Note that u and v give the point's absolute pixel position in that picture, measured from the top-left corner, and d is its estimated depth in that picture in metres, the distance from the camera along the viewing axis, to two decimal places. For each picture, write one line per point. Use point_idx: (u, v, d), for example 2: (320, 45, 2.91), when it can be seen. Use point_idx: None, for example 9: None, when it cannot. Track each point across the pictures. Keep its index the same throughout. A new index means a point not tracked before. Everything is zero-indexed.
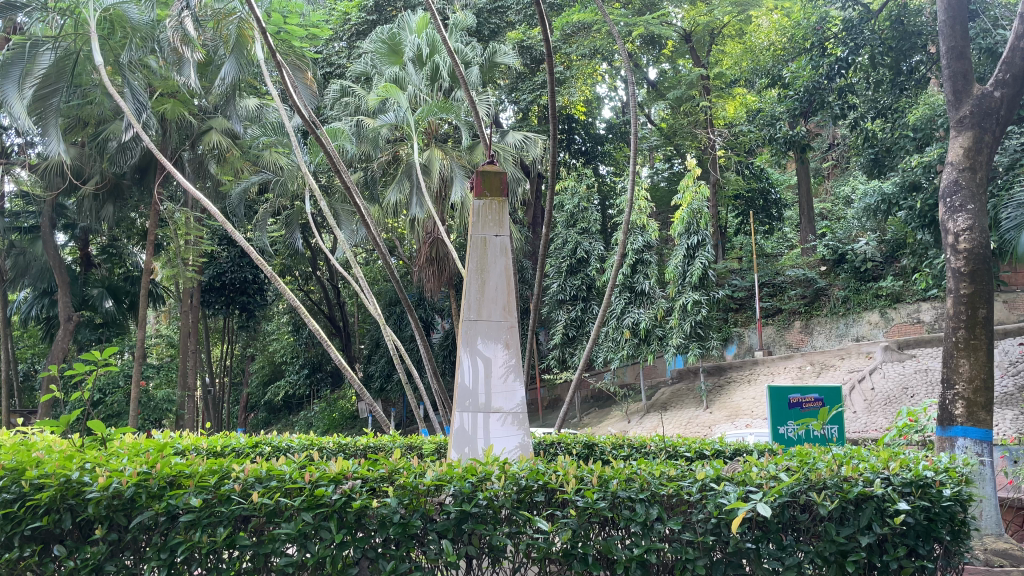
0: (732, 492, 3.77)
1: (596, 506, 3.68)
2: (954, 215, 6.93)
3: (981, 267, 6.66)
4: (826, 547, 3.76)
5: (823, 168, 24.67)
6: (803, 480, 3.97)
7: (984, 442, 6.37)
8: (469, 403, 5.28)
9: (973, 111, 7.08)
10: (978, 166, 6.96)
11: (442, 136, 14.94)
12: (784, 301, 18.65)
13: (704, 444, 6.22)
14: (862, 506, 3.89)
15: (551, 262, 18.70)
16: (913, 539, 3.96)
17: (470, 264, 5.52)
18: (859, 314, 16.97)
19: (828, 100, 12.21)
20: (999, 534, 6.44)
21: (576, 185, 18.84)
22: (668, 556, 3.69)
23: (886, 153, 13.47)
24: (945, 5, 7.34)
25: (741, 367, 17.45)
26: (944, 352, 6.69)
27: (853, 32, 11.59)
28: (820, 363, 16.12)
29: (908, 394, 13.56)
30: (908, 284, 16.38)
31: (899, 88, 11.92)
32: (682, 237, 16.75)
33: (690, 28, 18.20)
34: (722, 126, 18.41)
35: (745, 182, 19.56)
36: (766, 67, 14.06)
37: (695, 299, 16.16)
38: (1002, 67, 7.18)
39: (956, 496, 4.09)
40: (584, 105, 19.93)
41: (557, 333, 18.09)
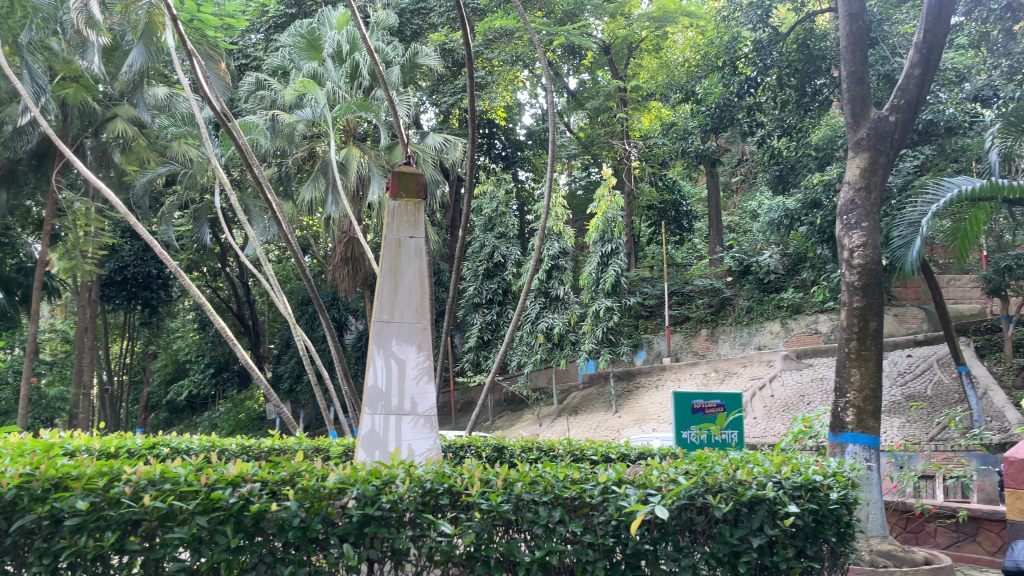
0: (633, 495, 3.87)
1: (499, 509, 3.71)
2: (850, 231, 7.29)
3: (873, 282, 7.02)
4: (720, 549, 3.93)
5: (732, 182, 25.39)
6: (700, 483, 4.11)
7: (871, 448, 6.73)
8: (381, 405, 5.22)
9: (870, 134, 7.46)
10: (873, 186, 7.34)
11: (361, 135, 14.76)
12: (692, 310, 19.15)
13: (610, 447, 6.33)
14: (754, 509, 4.07)
15: (468, 266, 18.78)
16: (802, 541, 4.18)
17: (383, 265, 5.44)
18: (761, 324, 17.58)
19: (736, 117, 12.51)
20: (883, 536, 6.74)
21: (495, 190, 18.94)
22: (568, 558, 3.76)
23: (791, 171, 14.02)
24: (846, 32, 7.73)
25: (649, 373, 17.95)
26: (837, 362, 7.03)
27: (762, 53, 11.80)
28: (724, 371, 16.73)
29: (805, 401, 14.18)
30: (807, 296, 17.05)
31: (803, 108, 12.52)
32: (597, 245, 17.08)
33: (609, 41, 18.54)
34: (638, 138, 18.82)
35: (658, 194, 20.06)
36: (679, 82, 14.43)
37: (607, 305, 16.47)
38: (897, 93, 7.55)
39: (842, 500, 4.35)
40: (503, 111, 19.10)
41: (472, 336, 18.17)
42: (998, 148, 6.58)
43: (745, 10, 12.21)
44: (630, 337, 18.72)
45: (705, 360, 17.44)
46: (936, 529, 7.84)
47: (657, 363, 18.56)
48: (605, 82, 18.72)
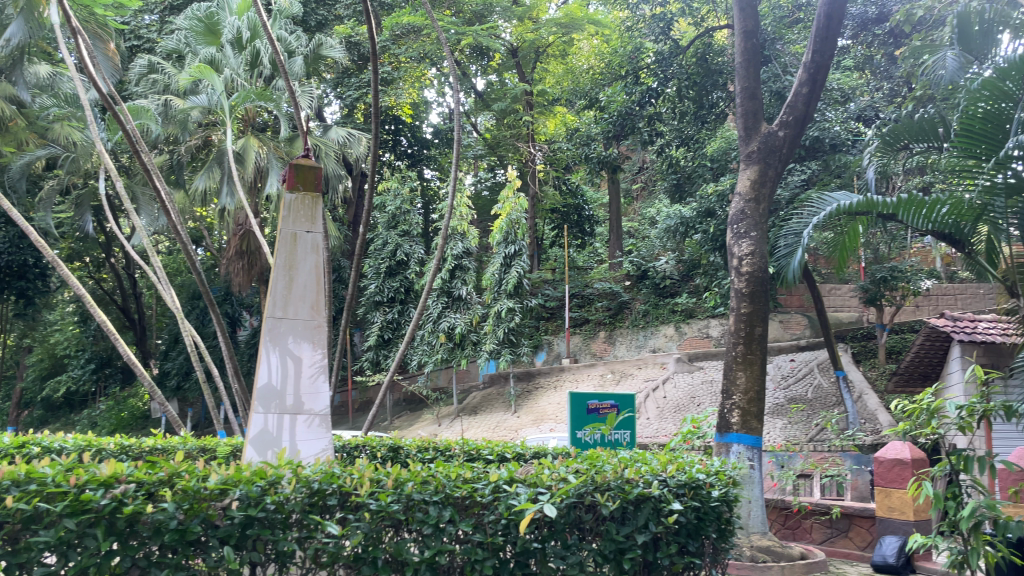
0: (523, 493, 3.90)
1: (388, 510, 3.67)
2: (739, 240, 7.61)
3: (760, 289, 7.36)
4: (606, 546, 4.03)
5: (632, 189, 25.95)
6: (589, 481, 4.18)
7: (754, 448, 7.03)
8: (274, 404, 5.07)
9: (760, 147, 7.81)
10: (761, 198, 7.67)
11: (260, 125, 14.35)
12: (591, 312, 19.58)
13: (506, 446, 6.36)
14: (640, 507, 4.20)
15: (369, 263, 18.53)
16: (685, 537, 4.36)
17: (278, 258, 5.30)
18: (657, 327, 18.11)
19: (638, 126, 12.92)
20: (763, 532, 7.05)
21: (399, 187, 18.73)
22: (457, 558, 3.77)
23: (687, 180, 14.31)
24: (740, 48, 8.04)
25: (548, 373, 18.20)
26: (725, 365, 7.33)
27: (663, 64, 12.44)
28: (620, 372, 17.17)
29: (695, 402, 14.77)
30: (700, 302, 17.69)
31: (700, 120, 12.90)
32: (500, 246, 17.19)
33: (517, 44, 18.67)
34: (543, 142, 19.06)
35: (562, 197, 20.34)
36: (584, 89, 14.69)
37: (509, 306, 16.60)
38: (786, 110, 7.91)
39: (723, 497, 4.57)
40: (410, 109, 19.52)
41: (372, 335, 17.96)
42: (875, 166, 6.87)
43: (648, 22, 12.61)
44: (531, 337, 18.93)
45: (602, 362, 17.81)
46: (812, 525, 8.27)
47: (556, 364, 18.84)
48: (512, 84, 18.82)
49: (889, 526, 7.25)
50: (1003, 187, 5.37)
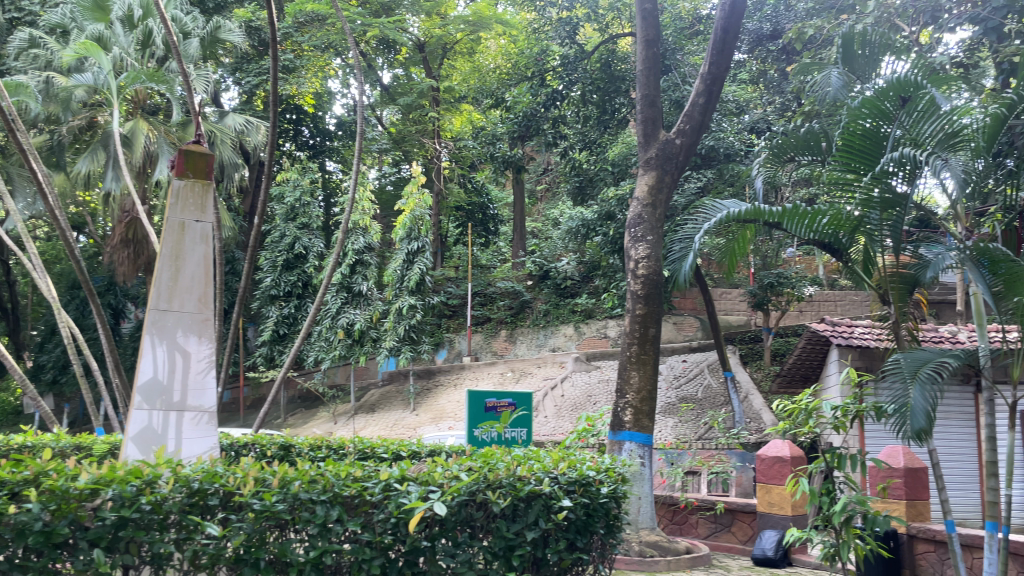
0: (414, 491, 3.85)
1: (273, 509, 3.56)
2: (636, 243, 7.81)
3: (654, 292, 7.59)
4: (496, 543, 4.07)
5: (537, 191, 26.20)
6: (482, 479, 4.17)
7: (644, 446, 7.25)
8: (160, 400, 4.86)
9: (658, 154, 8.02)
10: (658, 203, 7.90)
11: (151, 107, 13.73)
12: (493, 310, 19.66)
13: (401, 444, 6.30)
14: (531, 504, 4.26)
15: (266, 256, 18.02)
16: (573, 533, 4.46)
17: (164, 247, 5.08)
18: (557, 327, 18.37)
19: (542, 128, 13.03)
20: (651, 527, 7.24)
21: (299, 179, 18.28)
22: (345, 557, 3.71)
23: (590, 183, 14.57)
24: (642, 57, 8.24)
25: (449, 371, 18.16)
26: (619, 364, 7.51)
27: (568, 68, 12.53)
28: (520, 371, 17.34)
29: (591, 401, 15.12)
30: (599, 302, 18.04)
31: (603, 125, 13.20)
32: (402, 242, 16.99)
33: (424, 38, 18.39)
34: (448, 138, 19.01)
35: (466, 196, 20.32)
36: (491, 88, 14.70)
37: (410, 303, 16.55)
38: (683, 119, 8.16)
39: (611, 494, 4.69)
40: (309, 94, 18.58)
41: (266, 329, 17.53)
42: (763, 176, 7.14)
43: (555, 25, 12.81)
44: (432, 334, 18.86)
45: (502, 360, 17.91)
46: (698, 520, 8.57)
47: (457, 362, 18.84)
48: (418, 79, 18.64)
49: (770, 520, 7.60)
50: (878, 200, 5.71)
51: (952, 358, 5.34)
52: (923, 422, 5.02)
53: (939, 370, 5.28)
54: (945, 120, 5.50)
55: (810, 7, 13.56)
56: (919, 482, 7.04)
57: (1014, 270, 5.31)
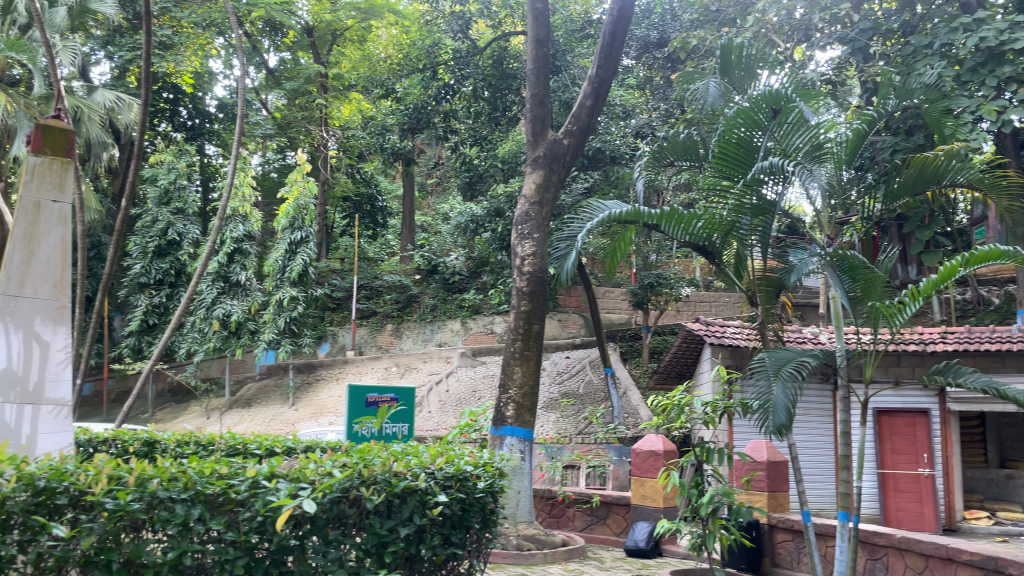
0: (283, 489, 3.72)
1: (128, 509, 3.36)
2: (522, 240, 7.88)
3: (539, 289, 7.69)
4: (368, 540, 4.02)
5: (427, 184, 26.03)
6: (356, 475, 4.07)
7: (525, 441, 7.34)
8: (12, 392, 4.51)
9: (546, 153, 8.12)
10: (545, 202, 8.01)
11: (7, 77, 12.77)
12: (379, 304, 19.41)
13: (276, 440, 6.12)
14: (406, 500, 4.22)
15: (135, 241, 17.08)
16: (448, 529, 4.46)
17: (16, 228, 4.72)
18: (444, 322, 18.34)
19: (433, 121, 12.98)
20: (529, 521, 7.35)
21: (174, 161, 17.42)
22: (207, 558, 3.56)
23: (479, 179, 14.36)
24: (532, 56, 8.31)
25: (331, 365, 17.83)
26: (503, 360, 7.57)
27: (460, 62, 12.64)
28: (404, 365, 17.21)
29: (476, 396, 15.25)
30: (486, 298, 18.14)
31: (494, 121, 13.13)
32: (285, 232, 16.52)
33: (313, 23, 17.96)
34: (336, 126, 18.67)
35: (354, 186, 19.94)
36: (380, 78, 14.47)
37: (292, 295, 16.21)
38: (571, 120, 8.30)
39: (488, 489, 4.72)
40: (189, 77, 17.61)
41: (134, 319, 16.67)
42: (644, 179, 7.30)
43: (447, 18, 12.81)
44: (314, 328, 18.44)
45: (387, 355, 17.73)
46: (575, 513, 8.76)
47: (340, 356, 18.51)
48: (306, 64, 18.14)
49: (642, 512, 7.85)
50: (750, 207, 6.00)
51: (811, 358, 5.64)
52: (784, 418, 5.30)
53: (799, 368, 5.58)
54: (812, 133, 5.89)
55: (694, 19, 14.17)
56: (779, 475, 7.46)
57: (864, 274, 5.75)
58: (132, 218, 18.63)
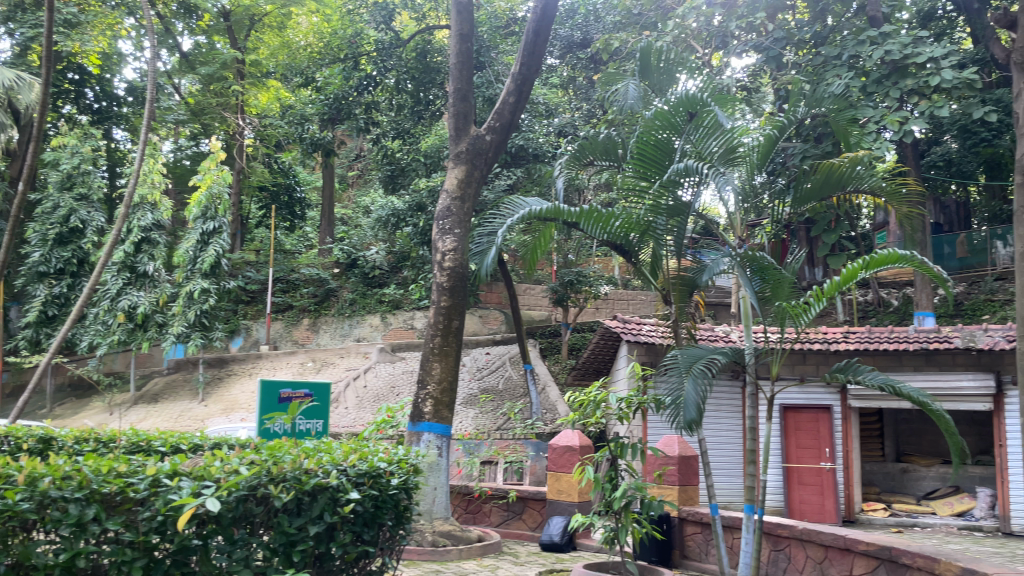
0: (186, 487, 3.58)
1: (16, 509, 3.19)
2: (443, 236, 7.84)
3: (459, 284, 7.67)
4: (275, 539, 3.93)
5: (348, 176, 25.63)
6: (264, 472, 3.96)
7: (443, 436, 7.34)
8: None
9: (468, 149, 8.11)
10: (466, 197, 7.99)
11: None
12: (296, 298, 19.01)
13: (182, 437, 5.93)
14: (316, 497, 4.14)
15: (34, 228, 16.22)
16: (360, 526, 4.40)
17: None
18: (362, 317, 18.10)
19: (353, 112, 12.83)
20: (445, 517, 7.33)
21: (78, 145, 16.62)
22: (103, 558, 3.42)
23: (401, 173, 14.26)
24: (455, 50, 8.26)
25: (244, 360, 17.37)
26: (422, 356, 7.52)
27: (383, 54, 12.49)
28: (321, 361, 16.93)
29: (394, 392, 15.14)
30: (407, 293, 18.01)
31: (417, 115, 13.16)
32: (196, 221, 15.98)
33: (230, 7, 17.42)
34: (252, 114, 18.17)
35: (271, 176, 19.41)
36: (300, 67, 14.16)
37: (203, 287, 15.67)
38: (494, 116, 8.29)
39: (401, 485, 4.68)
40: (96, 58, 16.84)
41: (32, 309, 15.85)
42: (564, 177, 7.36)
43: (370, 9, 12.66)
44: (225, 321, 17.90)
45: (303, 350, 17.40)
46: (491, 508, 8.77)
47: (253, 351, 18.06)
48: (222, 49, 17.58)
49: (558, 506, 7.94)
50: (666, 207, 6.12)
51: (721, 355, 5.80)
52: (694, 413, 5.43)
53: (709, 366, 5.73)
54: (726, 137, 6.09)
55: (617, 20, 14.44)
56: (689, 469, 7.67)
57: (774, 277, 5.95)
58: (31, 203, 17.69)
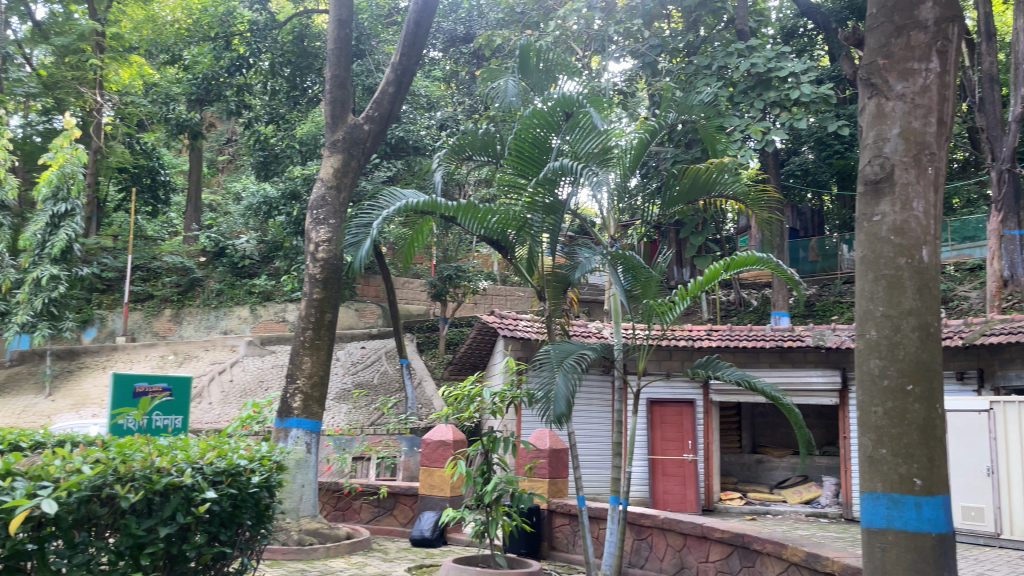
0: (19, 488, 3.30)
1: None
2: (318, 226, 7.64)
3: (333, 276, 7.50)
4: (122, 542, 3.70)
5: (217, 161, 24.53)
6: (111, 471, 3.73)
7: (312, 432, 7.18)
8: None
9: (345, 138, 7.93)
10: (342, 187, 7.82)
11: None
12: (156, 287, 18.07)
13: (22, 434, 5.49)
14: (168, 497, 3.92)
15: None
16: (216, 527, 4.21)
17: None
18: (230, 308, 17.43)
19: (223, 93, 12.31)
20: (313, 515, 7.18)
21: None
22: None
23: (275, 159, 13.69)
24: (334, 35, 8.06)
25: (97, 353, 16.30)
26: (292, 349, 7.30)
27: (257, 35, 12.06)
28: (183, 354, 16.17)
29: (262, 387, 14.84)
30: (278, 285, 17.44)
31: (292, 101, 12.91)
32: (46, 202, 14.89)
33: None
34: (113, 91, 17.09)
35: (132, 156, 18.12)
36: (167, 43, 13.41)
37: (52, 274, 14.56)
38: (372, 105, 8.14)
39: (262, 484, 4.50)
40: None
41: None
42: (442, 171, 7.35)
43: None
44: (76, 311, 16.85)
45: (164, 342, 16.57)
46: (361, 505, 8.65)
47: (109, 342, 17.05)
48: (80, 19, 16.42)
49: (429, 501, 7.90)
50: (542, 205, 6.23)
51: (591, 351, 5.92)
52: (564, 408, 5.52)
53: (579, 361, 5.84)
54: (601, 138, 6.19)
55: (500, 17, 14.56)
56: (560, 462, 7.83)
57: (643, 277, 6.14)
58: None
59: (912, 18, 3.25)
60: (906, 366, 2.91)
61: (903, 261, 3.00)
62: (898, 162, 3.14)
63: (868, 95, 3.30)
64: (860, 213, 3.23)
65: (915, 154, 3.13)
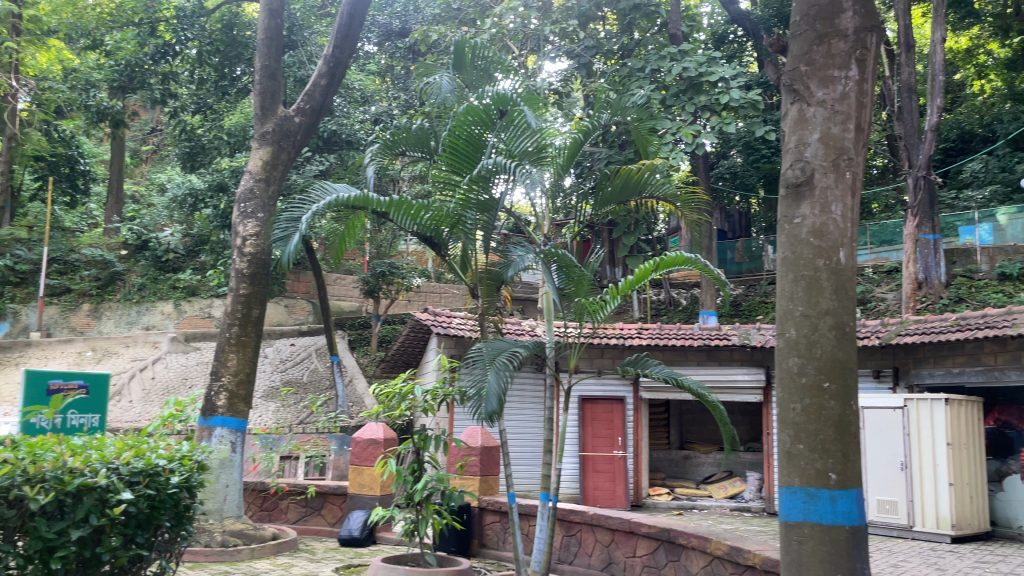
0: None
1: None
2: (245, 219, 7.46)
3: (260, 271, 7.34)
4: (30, 546, 3.57)
5: (141, 150, 23.71)
6: (18, 472, 3.60)
7: (237, 431, 7.03)
8: None
9: (274, 130, 7.77)
10: (272, 180, 7.66)
11: None
12: (74, 281, 17.49)
13: None
14: (81, 498, 3.77)
15: None
16: (133, 529, 4.05)
17: None
18: (153, 303, 16.95)
19: (147, 81, 11.85)
20: (237, 516, 7.02)
21: None
22: None
23: (201, 151, 13.34)
24: (264, 25, 7.88)
25: (10, 348, 15.87)
26: (217, 346, 7.12)
27: (184, 22, 11.69)
28: (102, 350, 15.60)
29: (186, 385, 14.37)
30: (204, 279, 16.96)
31: (221, 90, 12.64)
32: None
33: None
34: (29, 76, 16.34)
35: (49, 144, 17.26)
36: (87, 27, 12.89)
37: None
38: (304, 97, 7.98)
39: (183, 484, 4.33)
40: None
41: None
42: (374, 166, 7.27)
43: None
44: None
45: (82, 338, 16.07)
46: (288, 505, 8.48)
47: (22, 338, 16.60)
48: None
49: (359, 500, 7.82)
50: (475, 202, 6.19)
51: (522, 348, 5.94)
52: (495, 405, 5.50)
53: (512, 358, 5.85)
54: (536, 137, 6.22)
55: (435, 14, 14.50)
56: (491, 459, 7.85)
57: (576, 275, 6.20)
58: None
59: (833, 27, 3.35)
60: (823, 363, 3.00)
61: (821, 263, 3.10)
62: (818, 166, 3.24)
63: (790, 100, 3.40)
64: (781, 215, 3.32)
65: (833, 159, 3.24)
